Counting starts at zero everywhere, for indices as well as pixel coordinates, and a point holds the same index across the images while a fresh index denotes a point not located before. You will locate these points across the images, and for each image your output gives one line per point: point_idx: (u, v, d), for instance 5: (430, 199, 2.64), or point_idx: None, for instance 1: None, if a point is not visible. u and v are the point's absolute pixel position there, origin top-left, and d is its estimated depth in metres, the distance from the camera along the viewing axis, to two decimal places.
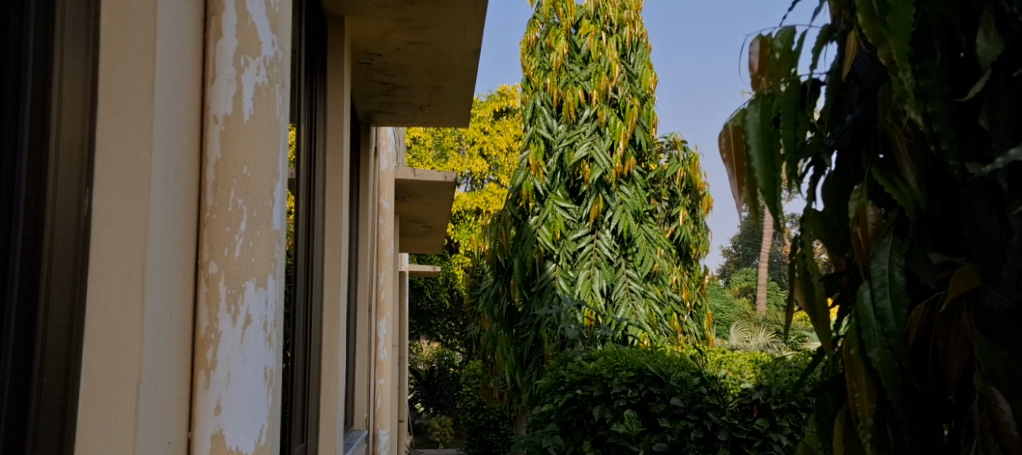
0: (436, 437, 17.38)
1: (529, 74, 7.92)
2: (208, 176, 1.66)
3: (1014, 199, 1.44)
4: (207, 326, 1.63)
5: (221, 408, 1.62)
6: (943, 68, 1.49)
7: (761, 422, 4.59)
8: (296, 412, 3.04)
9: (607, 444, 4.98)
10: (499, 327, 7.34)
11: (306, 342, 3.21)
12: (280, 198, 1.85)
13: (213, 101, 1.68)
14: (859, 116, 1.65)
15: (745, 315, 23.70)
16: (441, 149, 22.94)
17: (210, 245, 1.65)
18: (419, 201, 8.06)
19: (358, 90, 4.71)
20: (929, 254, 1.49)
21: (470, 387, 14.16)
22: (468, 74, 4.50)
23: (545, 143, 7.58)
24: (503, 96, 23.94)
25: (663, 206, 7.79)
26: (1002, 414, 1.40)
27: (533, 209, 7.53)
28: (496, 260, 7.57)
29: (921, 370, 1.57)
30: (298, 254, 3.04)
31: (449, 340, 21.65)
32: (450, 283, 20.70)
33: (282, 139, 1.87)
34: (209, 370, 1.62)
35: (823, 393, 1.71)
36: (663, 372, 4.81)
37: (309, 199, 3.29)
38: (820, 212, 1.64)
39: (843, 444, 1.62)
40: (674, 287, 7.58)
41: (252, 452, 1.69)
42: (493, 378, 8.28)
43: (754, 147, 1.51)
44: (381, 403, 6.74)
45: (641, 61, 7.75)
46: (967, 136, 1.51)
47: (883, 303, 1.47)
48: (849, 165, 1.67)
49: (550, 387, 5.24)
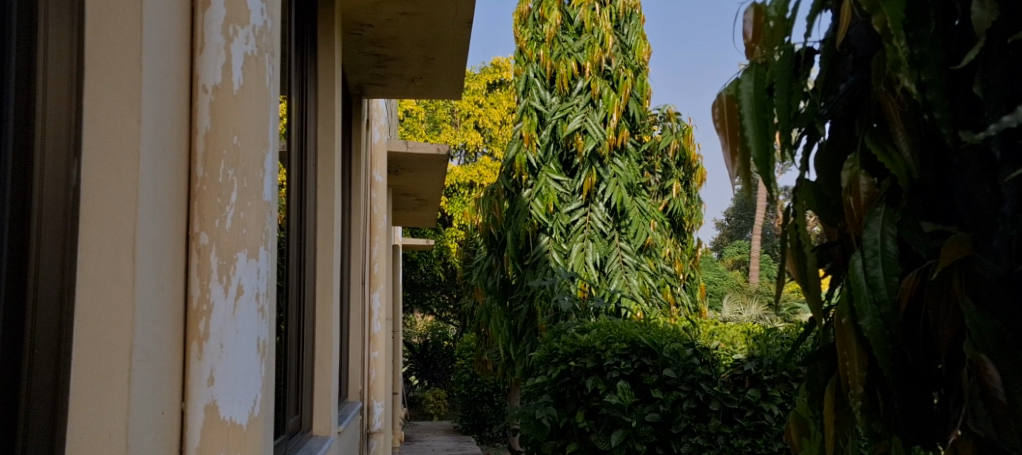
0: (430, 409, 17.48)
1: (522, 45, 7.86)
2: (197, 146, 1.65)
3: (1008, 167, 1.42)
4: (199, 297, 1.62)
5: (213, 379, 1.61)
6: (937, 36, 1.46)
7: (752, 393, 4.68)
8: (289, 384, 3.05)
9: (600, 415, 5.00)
10: (493, 299, 7.47)
11: (299, 314, 3.22)
12: (270, 169, 1.84)
13: (202, 71, 1.66)
14: (853, 85, 1.64)
15: (737, 287, 23.86)
16: (434, 122, 22.88)
17: (200, 216, 1.64)
18: (412, 174, 8.05)
19: (349, 61, 4.67)
20: (921, 223, 1.49)
21: (462, 359, 14.18)
22: (461, 45, 4.48)
23: (538, 115, 7.56)
24: (497, 69, 23.87)
25: (657, 178, 7.81)
26: (991, 380, 1.39)
27: (526, 182, 7.53)
28: (489, 233, 7.70)
29: (912, 338, 1.58)
30: (290, 227, 3.03)
31: (442, 313, 21.66)
32: (444, 256, 20.71)
33: (272, 110, 1.85)
34: (202, 342, 1.61)
35: (815, 362, 1.71)
36: (655, 343, 4.82)
37: (301, 173, 3.28)
38: (813, 183, 1.64)
39: (835, 413, 1.63)
40: (667, 260, 7.62)
41: (246, 424, 1.70)
42: (486, 350, 8.29)
43: (747, 117, 1.49)
44: (376, 375, 6.78)
45: (634, 32, 7.71)
46: (960, 104, 1.50)
47: (875, 271, 1.48)
48: (844, 134, 1.68)
49: (544, 359, 5.22)
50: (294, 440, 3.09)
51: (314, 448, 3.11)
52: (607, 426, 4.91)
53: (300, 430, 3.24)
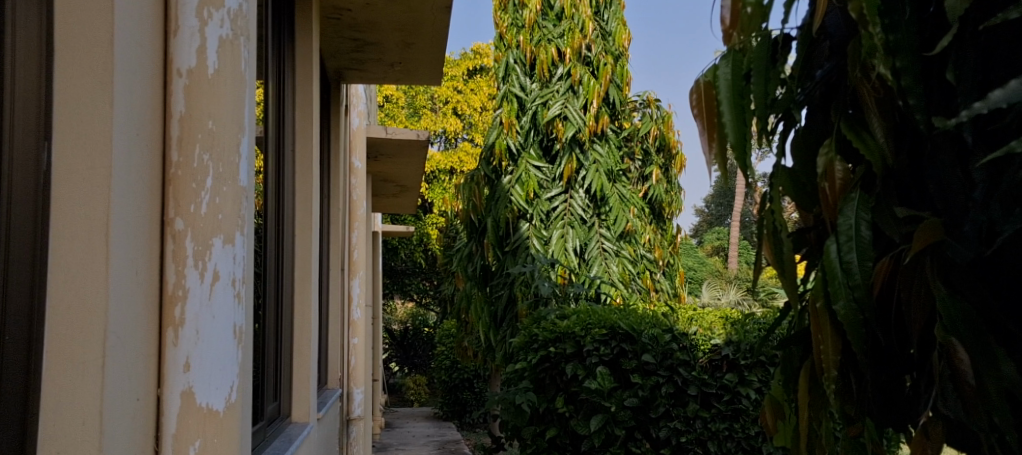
0: (410, 396, 17.47)
1: (501, 31, 7.79)
2: (172, 131, 1.63)
3: (978, 152, 1.44)
4: (174, 282, 1.61)
5: (190, 364, 1.60)
6: (911, 23, 1.45)
7: (729, 378, 4.72)
8: (267, 369, 3.03)
9: (579, 400, 5.02)
10: (473, 286, 7.54)
11: (277, 305, 3.20)
12: (245, 153, 1.83)
13: (176, 54, 1.64)
14: (828, 72, 1.66)
15: (716, 273, 24.01)
16: (414, 108, 22.82)
17: (176, 200, 1.62)
18: (391, 160, 8.01)
19: (327, 46, 4.64)
20: (895, 209, 1.50)
21: (442, 346, 14.19)
22: (442, 32, 4.46)
23: (519, 101, 7.53)
24: (477, 55, 23.84)
25: (637, 165, 7.84)
26: (960, 362, 1.40)
27: (506, 169, 7.53)
28: (469, 219, 7.70)
29: (885, 323, 1.60)
30: (268, 213, 3.01)
31: (423, 299, 21.48)
32: (425, 243, 20.68)
33: (248, 94, 1.84)
34: (177, 327, 1.60)
35: (790, 346, 1.74)
36: (635, 329, 4.85)
37: (278, 162, 3.25)
38: (789, 169, 1.65)
39: (809, 396, 1.65)
40: (647, 246, 7.65)
41: (223, 411, 1.70)
42: (467, 337, 8.29)
43: (725, 103, 1.50)
44: (355, 362, 6.77)
45: (615, 18, 7.70)
46: (933, 90, 1.52)
47: (849, 257, 1.48)
48: (819, 121, 1.69)
49: (524, 345, 5.30)
50: (273, 427, 3.08)
51: (292, 434, 3.11)
52: (586, 411, 4.94)
53: (278, 416, 3.23)
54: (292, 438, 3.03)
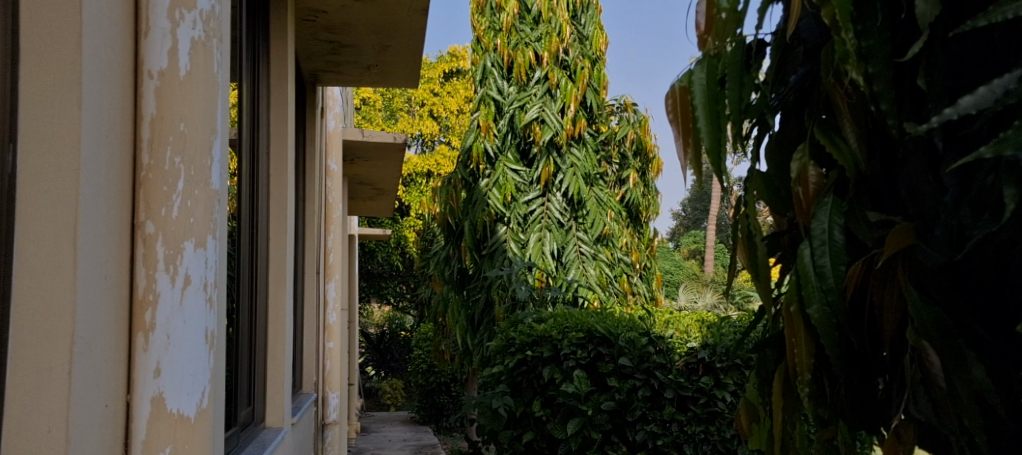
0: (387, 400, 17.35)
1: (479, 34, 7.81)
2: (143, 133, 1.61)
3: (949, 157, 1.45)
4: (145, 286, 1.59)
5: (160, 370, 1.58)
6: (884, 29, 1.47)
7: (705, 381, 4.73)
8: (241, 374, 2.99)
9: (556, 403, 5.02)
10: (450, 289, 7.52)
11: (251, 309, 3.17)
12: (218, 155, 1.81)
13: (147, 55, 1.62)
14: (802, 76, 1.67)
15: (693, 277, 24.11)
16: (391, 111, 22.77)
17: (146, 204, 1.60)
18: (368, 163, 7.97)
19: (302, 48, 4.61)
20: (868, 214, 1.52)
21: (419, 350, 14.14)
22: (418, 34, 4.45)
23: (496, 105, 7.54)
24: (454, 57, 23.84)
25: (614, 168, 7.87)
26: (931, 365, 1.41)
27: (484, 172, 7.52)
28: (447, 223, 7.71)
29: (859, 327, 1.61)
30: (242, 216, 2.99)
31: (400, 303, 21.38)
32: (402, 245, 20.58)
33: (221, 96, 1.82)
34: (148, 332, 1.58)
35: (765, 349, 1.74)
36: (612, 332, 4.87)
37: (253, 165, 3.22)
38: (764, 172, 1.66)
39: (783, 399, 1.66)
40: (624, 250, 7.67)
41: (195, 416, 1.67)
42: (444, 341, 8.27)
43: (699, 108, 1.49)
44: (331, 367, 6.72)
45: (591, 22, 7.74)
46: (905, 96, 1.53)
47: (822, 261, 1.48)
48: (793, 125, 1.70)
49: (501, 349, 5.31)
50: (246, 432, 3.05)
51: (266, 440, 3.07)
52: (563, 415, 4.94)
53: (252, 421, 3.20)
54: (266, 443, 3.00)
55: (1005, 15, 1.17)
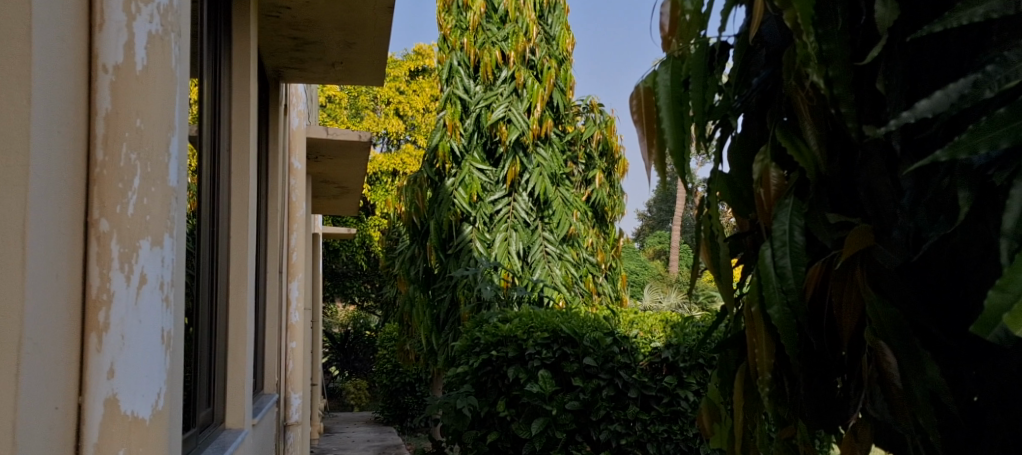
0: (351, 400, 17.21)
1: (445, 32, 7.70)
2: (97, 128, 1.57)
3: (907, 159, 1.47)
4: (99, 286, 1.55)
5: (114, 371, 1.54)
6: (844, 31, 1.48)
7: (668, 380, 4.74)
8: (200, 375, 2.94)
9: (521, 403, 5.03)
10: (415, 288, 7.52)
11: (211, 309, 3.12)
12: (176, 152, 1.77)
13: (102, 49, 1.58)
14: (764, 79, 1.68)
15: (658, 277, 24.28)
16: (356, 108, 22.65)
17: (100, 200, 1.56)
18: (332, 161, 7.91)
19: (266, 44, 4.55)
20: (827, 215, 1.52)
21: (384, 350, 14.07)
22: (383, 31, 4.41)
23: (462, 104, 7.51)
24: (420, 56, 23.77)
25: (580, 168, 7.91)
26: (888, 366, 1.43)
27: (450, 171, 7.48)
28: (412, 222, 7.67)
29: (818, 327, 1.63)
30: (202, 213, 2.94)
31: (365, 303, 21.24)
32: (367, 244, 20.46)
33: (179, 92, 1.79)
34: (101, 332, 1.54)
35: (726, 349, 1.75)
36: (576, 332, 4.88)
37: (213, 161, 3.17)
38: (726, 174, 1.68)
39: (743, 398, 1.67)
40: (589, 250, 7.69)
41: (149, 419, 1.63)
42: (409, 340, 8.23)
43: (664, 109, 1.50)
44: (293, 367, 6.66)
45: (558, 22, 7.77)
46: (864, 99, 1.55)
47: (783, 262, 1.49)
48: (755, 127, 1.71)
49: (466, 348, 5.30)
50: (205, 434, 2.99)
51: (226, 441, 3.03)
52: (527, 415, 4.94)
53: (211, 423, 3.15)
54: (226, 444, 2.96)
55: (965, 20, 1.17)
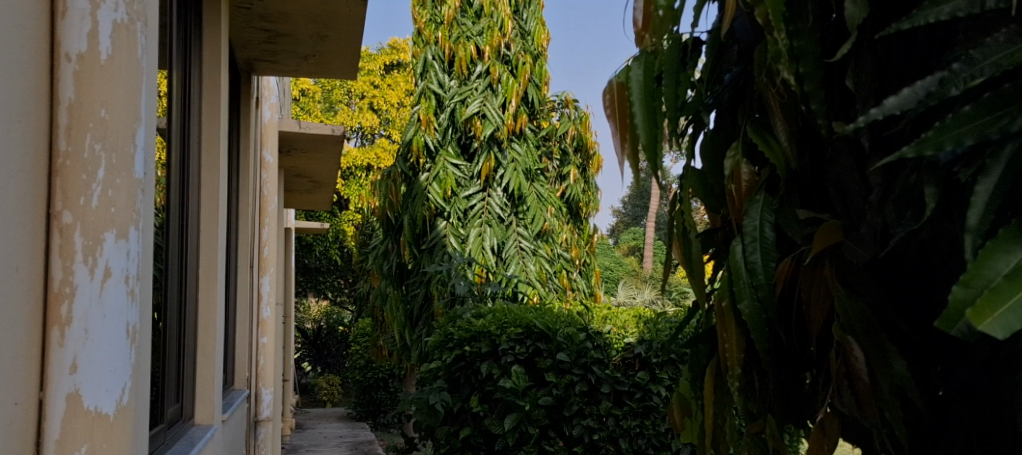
0: (323, 396, 17.11)
1: (420, 26, 7.67)
2: (60, 118, 1.54)
3: (875, 157, 1.49)
4: (61, 279, 1.52)
5: (77, 366, 1.51)
6: (814, 29, 1.48)
7: (641, 375, 4.79)
8: (168, 370, 2.91)
9: (494, 399, 5.03)
10: (389, 284, 7.52)
11: (181, 304, 3.09)
12: (142, 144, 1.74)
13: (64, 37, 1.55)
14: (736, 75, 1.68)
15: (632, 273, 24.38)
16: (329, 102, 22.52)
17: (63, 193, 1.54)
18: (305, 155, 7.84)
19: (237, 36, 4.50)
20: (797, 211, 1.53)
21: (357, 345, 14.02)
22: (356, 24, 4.37)
23: (437, 98, 7.48)
24: (395, 50, 23.68)
25: (554, 164, 7.89)
26: (856, 361, 1.42)
27: (424, 166, 7.45)
28: (386, 217, 7.65)
29: (787, 322, 1.64)
30: (171, 206, 2.90)
31: (338, 298, 21.13)
32: (341, 239, 20.34)
33: (145, 84, 1.75)
34: (64, 326, 1.51)
35: (698, 344, 1.76)
36: (550, 328, 4.89)
37: (184, 153, 3.13)
38: (698, 170, 1.68)
39: (713, 394, 1.67)
40: (564, 246, 7.70)
41: (113, 414, 1.60)
42: (382, 336, 8.20)
43: (637, 104, 1.50)
44: (265, 362, 6.61)
45: (533, 18, 7.77)
46: (834, 96, 1.56)
47: (753, 257, 1.50)
48: (727, 124, 1.72)
49: (439, 344, 5.27)
50: (174, 429, 2.96)
51: (195, 437, 3.01)
52: (500, 410, 4.95)
53: (180, 419, 3.12)
54: (195, 440, 2.94)
55: (931, 18, 1.18)
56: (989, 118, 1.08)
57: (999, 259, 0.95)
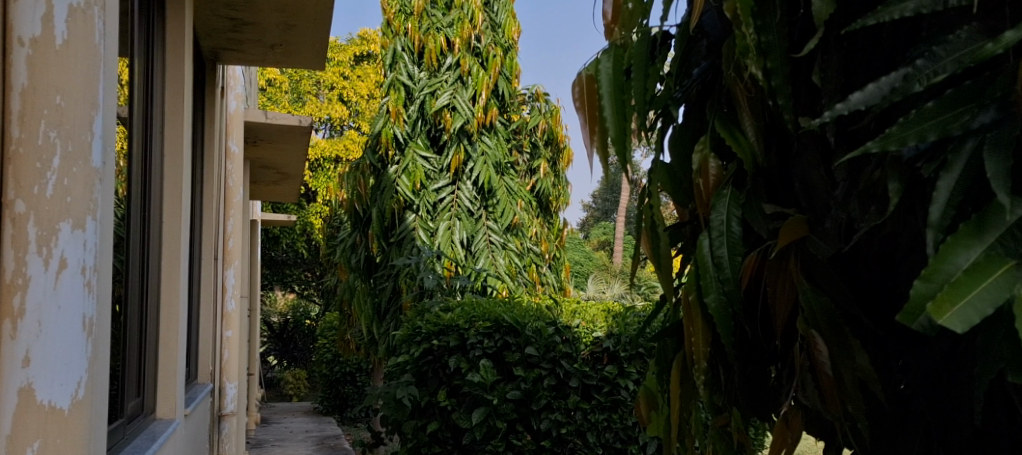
0: (289, 390, 16.94)
1: (388, 17, 7.55)
2: (13, 104, 1.51)
3: (841, 152, 1.50)
4: (13, 270, 1.49)
5: (30, 359, 1.48)
6: (782, 24, 1.47)
7: (610, 369, 4.82)
8: (129, 363, 2.85)
9: (461, 393, 5.02)
10: (357, 277, 7.48)
11: (142, 297, 3.03)
12: (100, 131, 1.70)
13: (17, 21, 1.51)
14: (704, 70, 1.69)
15: (601, 267, 24.44)
16: (297, 93, 22.30)
17: (15, 179, 1.51)
18: (271, 146, 7.74)
19: (202, 23, 4.42)
20: (764, 206, 1.52)
21: (323, 338, 13.90)
22: (325, 13, 4.32)
23: (406, 90, 7.38)
24: (364, 41, 23.50)
25: (524, 158, 7.87)
26: (819, 354, 1.43)
27: (393, 158, 7.36)
28: (354, 210, 7.59)
29: (752, 315, 1.63)
30: (132, 198, 2.82)
31: (306, 291, 20.94)
32: (308, 232, 20.10)
33: (103, 71, 1.71)
34: (16, 318, 1.47)
35: (664, 338, 1.75)
36: (518, 322, 4.89)
37: (146, 139, 3.07)
38: (667, 164, 1.67)
39: (679, 387, 1.67)
40: (533, 240, 7.73)
41: (70, 407, 1.56)
42: (349, 329, 8.14)
43: (606, 97, 1.49)
44: (230, 356, 6.54)
45: (504, 10, 7.75)
46: (801, 90, 1.56)
47: (720, 251, 1.49)
48: (695, 118, 1.72)
49: (407, 338, 5.16)
50: (135, 423, 2.92)
51: (157, 431, 2.96)
52: (468, 405, 4.93)
53: (141, 413, 3.06)
54: (156, 435, 2.89)
55: (896, 14, 1.18)
56: (953, 113, 1.08)
57: (959, 254, 0.96)
